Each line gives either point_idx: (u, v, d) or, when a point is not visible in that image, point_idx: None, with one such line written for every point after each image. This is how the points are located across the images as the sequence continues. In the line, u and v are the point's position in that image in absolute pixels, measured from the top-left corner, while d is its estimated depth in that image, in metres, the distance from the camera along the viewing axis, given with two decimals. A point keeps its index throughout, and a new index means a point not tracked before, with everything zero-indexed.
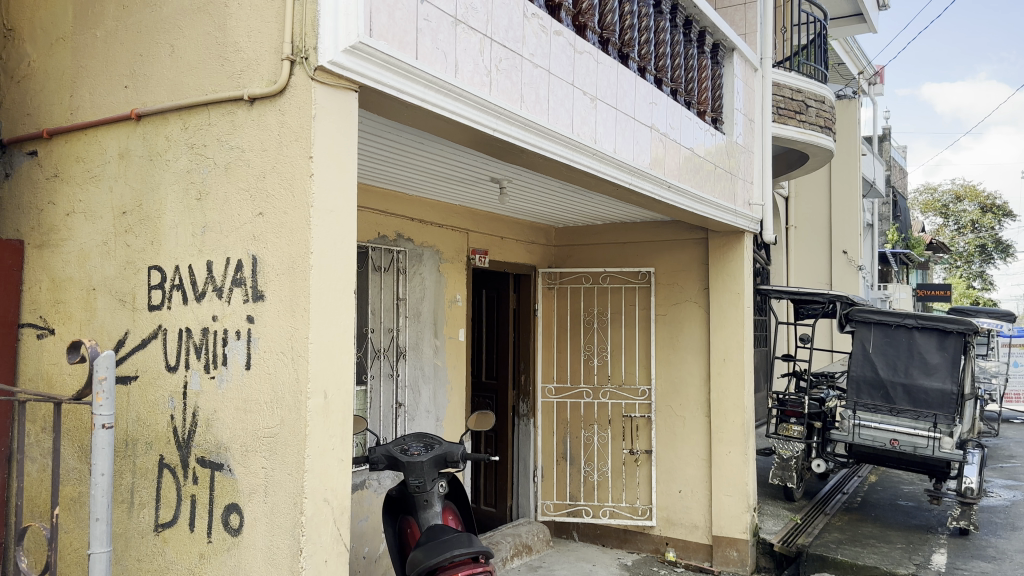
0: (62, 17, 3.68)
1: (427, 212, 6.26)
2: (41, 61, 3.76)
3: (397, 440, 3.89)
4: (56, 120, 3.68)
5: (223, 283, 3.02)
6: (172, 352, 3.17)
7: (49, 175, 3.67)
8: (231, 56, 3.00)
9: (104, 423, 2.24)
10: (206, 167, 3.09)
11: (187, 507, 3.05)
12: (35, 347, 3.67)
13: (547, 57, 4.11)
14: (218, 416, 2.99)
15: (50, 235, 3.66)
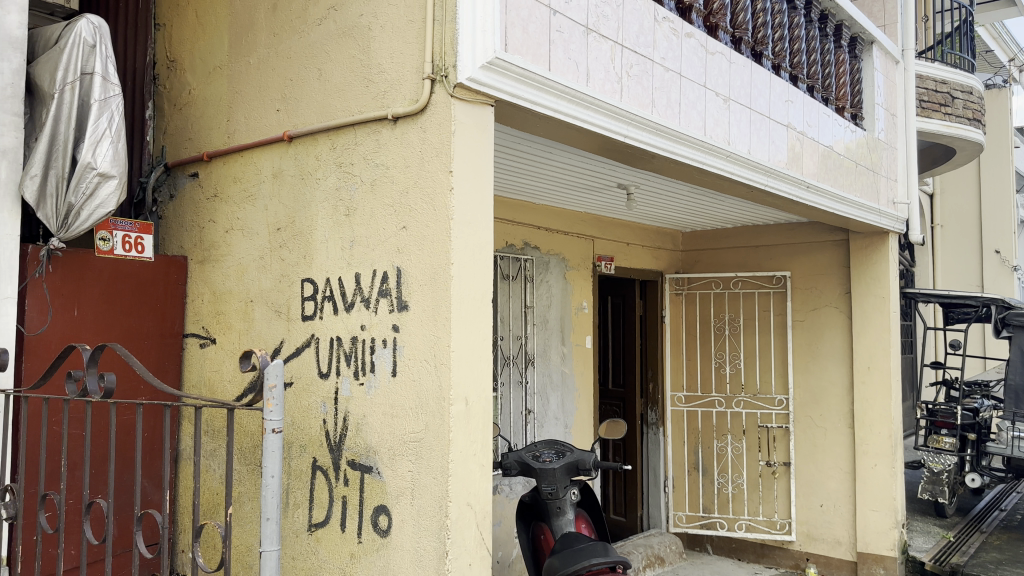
0: (219, 47, 3.94)
1: (553, 220, 6.30)
2: (200, 90, 4.03)
3: (528, 448, 3.89)
4: (215, 143, 3.94)
5: (370, 294, 3.16)
6: (324, 360, 3.34)
7: (210, 196, 3.94)
8: (375, 77, 3.13)
9: (274, 428, 2.08)
10: (353, 184, 3.23)
11: (338, 508, 3.20)
12: (198, 356, 3.91)
13: (678, 60, 4.07)
14: (367, 421, 3.12)
15: (210, 251, 3.92)
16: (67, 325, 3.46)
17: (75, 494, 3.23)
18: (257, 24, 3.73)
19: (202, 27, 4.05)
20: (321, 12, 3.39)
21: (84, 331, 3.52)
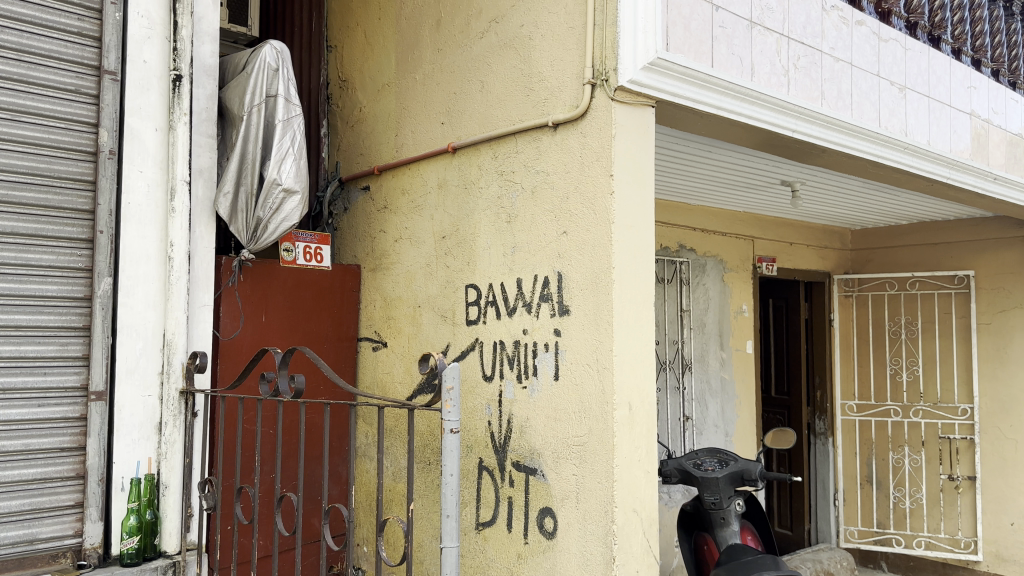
0: (386, 65, 4.13)
1: (711, 221, 6.16)
2: (369, 107, 4.24)
3: (689, 455, 3.71)
4: (384, 156, 4.13)
5: (532, 298, 3.20)
6: (488, 363, 3.41)
7: (380, 207, 4.13)
8: (535, 85, 3.18)
9: (452, 428, 2.03)
10: (515, 191, 3.29)
11: (505, 509, 3.26)
12: (370, 358, 4.11)
13: (849, 50, 3.88)
14: (531, 424, 3.16)
15: (381, 260, 4.10)
16: (257, 330, 3.71)
17: (267, 489, 3.48)
18: (421, 41, 3.88)
19: (370, 46, 4.25)
20: (483, 26, 3.48)
21: (272, 335, 3.78)
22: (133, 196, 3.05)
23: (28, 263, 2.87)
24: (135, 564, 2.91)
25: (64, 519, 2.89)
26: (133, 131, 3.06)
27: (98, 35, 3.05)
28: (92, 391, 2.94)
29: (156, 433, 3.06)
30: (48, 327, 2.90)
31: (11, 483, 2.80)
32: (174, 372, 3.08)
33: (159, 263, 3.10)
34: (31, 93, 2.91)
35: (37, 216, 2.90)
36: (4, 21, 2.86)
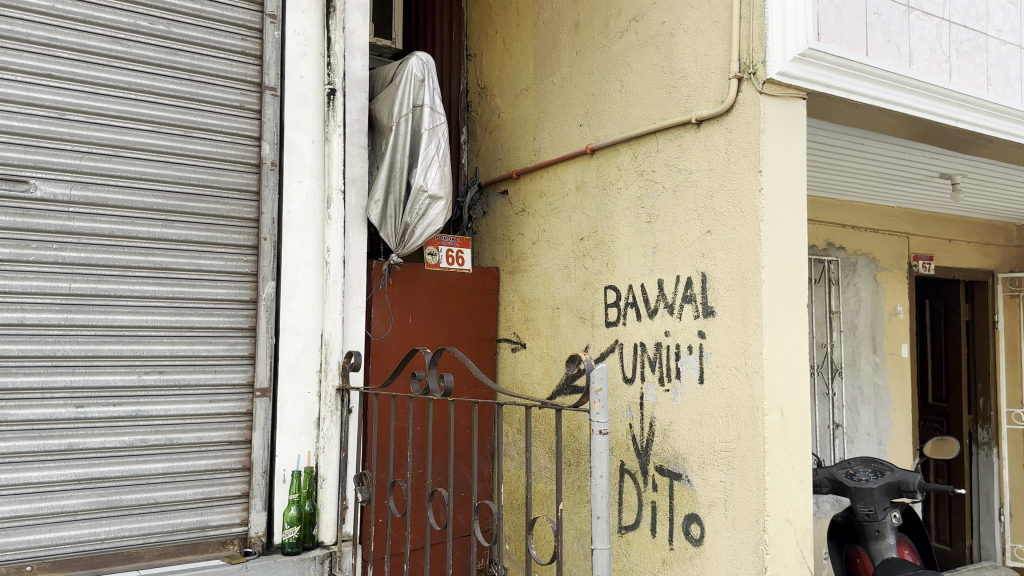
0: (525, 70, 4.18)
1: (860, 217, 5.87)
2: (508, 112, 4.30)
3: (841, 463, 3.51)
4: (522, 160, 4.18)
5: (674, 300, 3.15)
6: (628, 365, 3.39)
7: (518, 210, 4.18)
8: (678, 82, 3.13)
9: (601, 429, 2.03)
10: (655, 191, 3.26)
11: (648, 513, 3.22)
12: (510, 359, 4.17)
13: (1018, 32, 3.61)
14: (675, 427, 3.11)
15: (519, 262, 4.16)
16: (404, 333, 3.83)
17: (419, 486, 3.60)
18: (560, 44, 3.90)
19: (508, 52, 4.32)
20: (623, 25, 3.47)
21: (418, 337, 3.88)
22: (293, 205, 3.23)
23: (199, 268, 3.09)
24: (296, 553, 3.07)
25: (232, 507, 3.09)
26: (292, 144, 3.25)
27: (260, 54, 3.25)
28: (258, 387, 3.14)
29: (315, 428, 3.22)
30: (218, 328, 3.12)
31: (185, 473, 3.02)
32: (331, 370, 3.25)
33: (316, 267, 3.28)
34: (201, 110, 3.13)
35: (207, 224, 3.12)
36: (178, 45, 3.09)
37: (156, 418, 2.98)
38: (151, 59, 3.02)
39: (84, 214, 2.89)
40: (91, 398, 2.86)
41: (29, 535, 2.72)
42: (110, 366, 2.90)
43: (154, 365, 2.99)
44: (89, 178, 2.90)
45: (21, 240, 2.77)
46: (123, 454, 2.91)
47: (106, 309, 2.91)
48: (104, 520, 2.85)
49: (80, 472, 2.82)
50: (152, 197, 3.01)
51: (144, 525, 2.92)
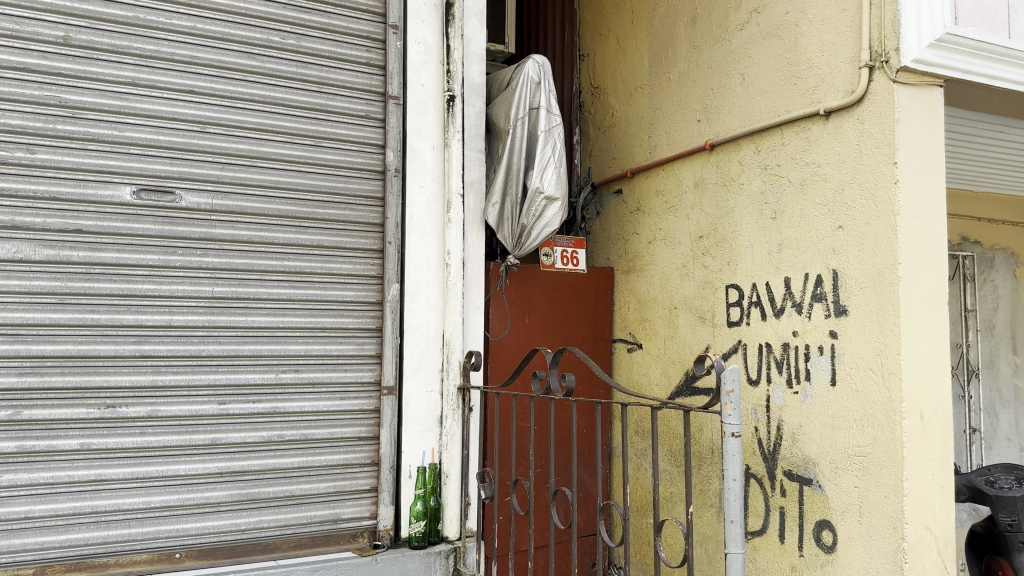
0: (640, 67, 4.15)
1: (997, 209, 5.54)
2: (622, 110, 4.28)
3: (979, 470, 3.27)
4: (638, 158, 4.14)
5: (803, 299, 3.07)
6: (753, 367, 3.32)
7: (633, 209, 4.16)
8: (803, 74, 3.05)
9: (733, 431, 1.99)
10: (781, 186, 3.18)
11: (776, 518, 3.14)
12: (626, 359, 4.13)
13: None
14: (804, 431, 3.02)
15: (634, 262, 4.13)
16: (521, 332, 3.84)
17: (542, 486, 3.63)
18: (677, 39, 3.86)
19: (622, 51, 4.30)
20: (744, 17, 3.40)
21: (535, 337, 3.89)
22: (416, 209, 3.32)
23: (329, 272, 3.22)
24: (422, 547, 3.17)
25: (361, 501, 3.21)
26: (414, 150, 3.34)
27: (383, 64, 3.37)
28: (384, 386, 3.24)
29: (438, 425, 3.30)
30: (347, 328, 3.25)
31: (318, 467, 3.15)
32: (452, 370, 3.32)
33: (437, 269, 3.36)
34: (330, 120, 3.27)
35: (336, 230, 3.25)
36: (307, 58, 3.23)
37: (291, 414, 3.12)
38: (282, 73, 3.18)
39: (225, 222, 3.06)
40: (232, 395, 3.03)
41: (179, 524, 2.90)
42: (249, 365, 3.07)
43: (288, 364, 3.14)
44: (228, 188, 3.07)
45: (169, 247, 2.96)
46: (261, 448, 3.06)
47: (245, 311, 3.07)
48: (245, 511, 3.01)
49: (223, 465, 2.99)
50: (285, 205, 3.16)
51: (281, 516, 3.07)
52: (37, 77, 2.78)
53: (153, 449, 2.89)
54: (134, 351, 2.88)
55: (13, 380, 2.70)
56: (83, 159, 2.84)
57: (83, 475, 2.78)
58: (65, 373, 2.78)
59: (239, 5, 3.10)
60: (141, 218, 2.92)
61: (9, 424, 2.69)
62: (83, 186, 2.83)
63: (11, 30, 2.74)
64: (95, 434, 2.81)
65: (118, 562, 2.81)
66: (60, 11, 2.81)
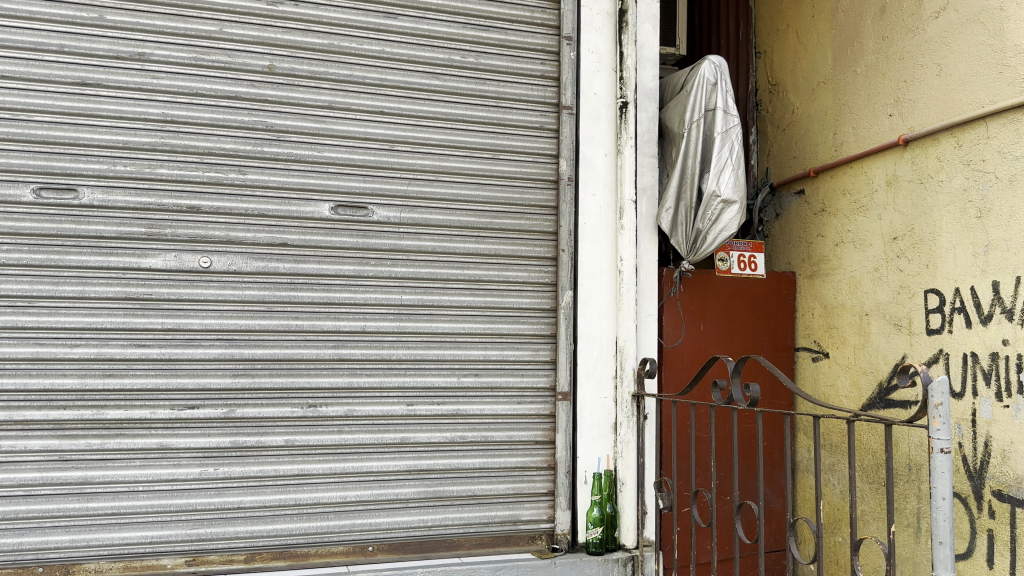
0: (823, 62, 3.97)
1: None
2: (803, 108, 4.11)
3: None
4: (821, 158, 3.96)
5: (1015, 304, 2.82)
6: (957, 378, 3.08)
7: (817, 211, 3.98)
8: (1011, 61, 2.82)
9: (942, 447, 1.86)
10: (986, 182, 2.95)
11: (984, 542, 2.91)
12: (811, 369, 3.95)
13: None
14: (1017, 448, 2.78)
15: (819, 266, 3.94)
16: (696, 339, 3.75)
17: (724, 499, 3.54)
18: (863, 31, 3.67)
19: (803, 46, 4.13)
20: (940, 4, 3.19)
21: (711, 344, 3.78)
22: (588, 216, 3.36)
23: (507, 280, 3.31)
24: (600, 553, 3.18)
25: (539, 504, 3.28)
26: (587, 159, 3.37)
27: (557, 75, 3.42)
28: (559, 392, 3.30)
29: (612, 432, 3.31)
30: (524, 334, 3.32)
31: (498, 469, 3.24)
32: (625, 377, 3.29)
33: (611, 276, 3.37)
34: (507, 133, 3.36)
35: (513, 239, 3.34)
36: (485, 74, 3.34)
37: (472, 416, 3.24)
38: (462, 90, 3.30)
39: (410, 233, 3.22)
40: (418, 397, 3.18)
41: (371, 518, 3.08)
42: (434, 369, 3.21)
43: (470, 369, 3.25)
44: (413, 201, 3.23)
45: (361, 258, 3.16)
46: (445, 449, 3.19)
47: (429, 318, 3.22)
48: (431, 508, 3.15)
49: (411, 464, 3.14)
50: (465, 216, 3.28)
51: (463, 515, 3.18)
52: (246, 104, 3.05)
53: (348, 447, 3.09)
54: (332, 354, 3.09)
55: (228, 381, 2.97)
56: (286, 178, 3.08)
57: (287, 469, 3.01)
58: (272, 375, 3.02)
59: (422, 28, 3.25)
60: (336, 232, 3.13)
61: (224, 421, 2.96)
62: (287, 203, 3.08)
63: (224, 62, 3.03)
64: (298, 431, 3.03)
65: (318, 552, 3.02)
66: (265, 43, 3.07)
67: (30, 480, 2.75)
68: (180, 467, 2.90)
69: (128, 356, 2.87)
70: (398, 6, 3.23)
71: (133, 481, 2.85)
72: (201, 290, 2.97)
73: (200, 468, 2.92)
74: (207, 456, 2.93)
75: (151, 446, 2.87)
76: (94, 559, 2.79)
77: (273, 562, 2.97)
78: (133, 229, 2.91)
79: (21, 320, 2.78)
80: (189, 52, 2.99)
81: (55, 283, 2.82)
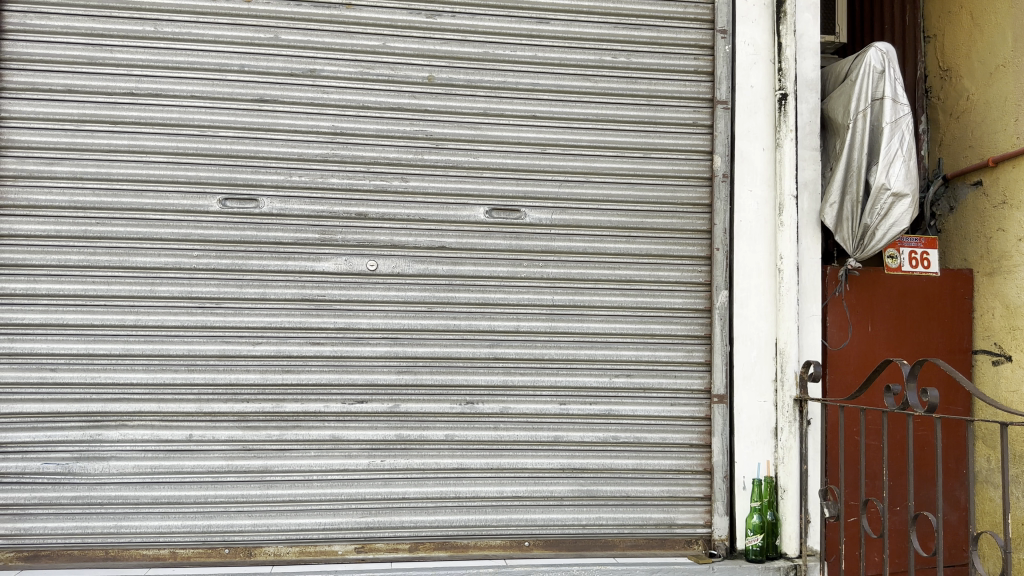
0: (1002, 43, 3.68)
1: None
2: (980, 93, 3.82)
3: None
4: (1000, 146, 3.67)
5: None
6: None
7: (998, 203, 3.68)
8: None
9: None
10: None
11: None
12: (991, 373, 3.64)
13: None
14: None
15: (1001, 262, 3.64)
16: (864, 342, 3.53)
17: (896, 511, 3.34)
18: None
19: (979, 27, 3.83)
20: None
21: (881, 347, 3.55)
22: (745, 213, 3.27)
23: (659, 279, 3.27)
24: (761, 561, 3.09)
25: (695, 508, 3.22)
26: (743, 153, 3.28)
27: (711, 70, 3.35)
28: (715, 394, 3.23)
29: (773, 437, 3.21)
30: (677, 335, 3.27)
31: (652, 470, 3.21)
32: (787, 381, 3.18)
33: (770, 276, 3.26)
34: (659, 131, 3.32)
35: (665, 238, 3.29)
36: (637, 73, 3.32)
37: (625, 417, 3.22)
38: (614, 91, 3.29)
39: (562, 234, 3.25)
40: (572, 396, 3.20)
41: (528, 514, 3.13)
42: (585, 370, 3.22)
43: (622, 369, 3.24)
44: (565, 203, 3.26)
45: (515, 259, 3.22)
46: (599, 448, 3.20)
47: (582, 319, 3.23)
48: (586, 507, 3.16)
49: (565, 462, 3.17)
50: (617, 216, 3.27)
51: (618, 516, 3.17)
52: (407, 114, 3.19)
53: (504, 443, 3.15)
54: (488, 353, 3.17)
55: (393, 377, 3.11)
56: (444, 184, 3.19)
57: (447, 463, 3.11)
58: (433, 372, 3.13)
59: (575, 30, 3.28)
60: (491, 234, 3.21)
61: (390, 415, 3.10)
62: (446, 208, 3.18)
63: (388, 76, 3.17)
64: (457, 426, 3.13)
65: (477, 544, 3.11)
66: (425, 55, 3.20)
67: (217, 467, 2.98)
68: (349, 458, 3.06)
69: (304, 354, 3.07)
70: (551, 10, 3.28)
71: (307, 471, 3.03)
72: (367, 291, 3.12)
73: (369, 459, 3.07)
74: (374, 448, 3.08)
75: (324, 438, 3.05)
76: (273, 543, 3.00)
77: (434, 552, 3.08)
78: (306, 235, 3.10)
79: (210, 320, 3.02)
80: (355, 67, 3.15)
81: (239, 286, 3.05)
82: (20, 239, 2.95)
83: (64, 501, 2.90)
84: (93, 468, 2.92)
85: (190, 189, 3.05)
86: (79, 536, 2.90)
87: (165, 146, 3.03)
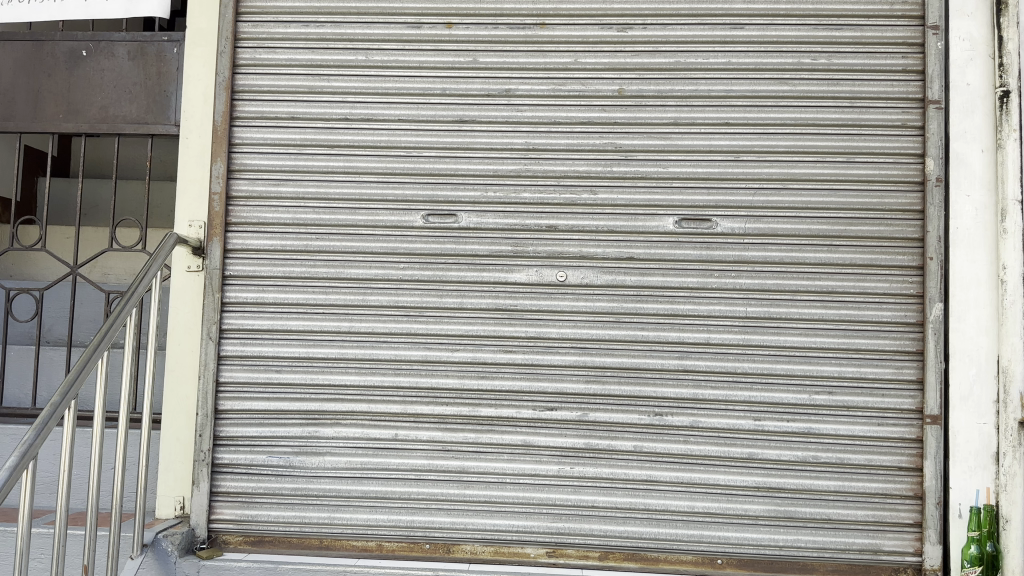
0: None
1: None
2: None
3: None
4: None
5: None
6: None
7: None
8: None
9: None
10: None
11: None
12: None
13: None
14: None
15: None
16: None
17: None
18: None
19: None
20: None
21: None
22: (962, 221, 3.05)
23: (865, 291, 3.11)
24: None
25: (904, 535, 3.02)
26: (959, 156, 3.06)
27: (922, 68, 3.16)
28: (928, 415, 3.02)
29: (994, 463, 2.96)
30: (884, 351, 3.09)
31: (857, 494, 3.05)
32: (1011, 403, 2.93)
33: (991, 288, 3.01)
34: (863, 134, 3.16)
35: (871, 247, 3.13)
36: (839, 75, 3.19)
37: (827, 436, 3.08)
38: (813, 94, 3.18)
39: (756, 244, 3.17)
40: (767, 412, 3.11)
41: (720, 531, 3.07)
42: (783, 385, 3.11)
43: (823, 386, 3.10)
44: (760, 211, 3.17)
45: (706, 270, 3.17)
46: (798, 467, 3.08)
47: (777, 331, 3.13)
48: (783, 528, 3.06)
49: (760, 481, 3.07)
50: (817, 225, 3.14)
51: (818, 539, 3.04)
52: (598, 128, 3.24)
53: (695, 458, 3.11)
54: (677, 365, 3.14)
55: (582, 386, 3.16)
56: (633, 196, 3.20)
57: (636, 474, 3.11)
58: (621, 382, 3.15)
59: (770, 34, 3.20)
60: (682, 245, 3.18)
61: (580, 424, 3.15)
62: (635, 219, 3.20)
63: (579, 91, 3.24)
64: (646, 438, 3.13)
65: (668, 558, 3.09)
66: (615, 68, 3.25)
67: (419, 465, 3.16)
68: (540, 464, 3.14)
69: (498, 360, 3.19)
70: (745, 15, 3.22)
71: (502, 474, 3.15)
72: (557, 301, 3.19)
73: (559, 465, 3.13)
74: (565, 455, 3.14)
75: (517, 442, 3.15)
76: (470, 541, 3.14)
77: (625, 563, 3.10)
78: (500, 247, 3.22)
79: (413, 327, 3.21)
80: (548, 85, 3.25)
81: (439, 295, 3.22)
82: (252, 252, 3.27)
83: (286, 491, 3.17)
84: (310, 463, 3.17)
85: (396, 206, 3.26)
86: (298, 525, 3.17)
87: (375, 166, 3.27)
